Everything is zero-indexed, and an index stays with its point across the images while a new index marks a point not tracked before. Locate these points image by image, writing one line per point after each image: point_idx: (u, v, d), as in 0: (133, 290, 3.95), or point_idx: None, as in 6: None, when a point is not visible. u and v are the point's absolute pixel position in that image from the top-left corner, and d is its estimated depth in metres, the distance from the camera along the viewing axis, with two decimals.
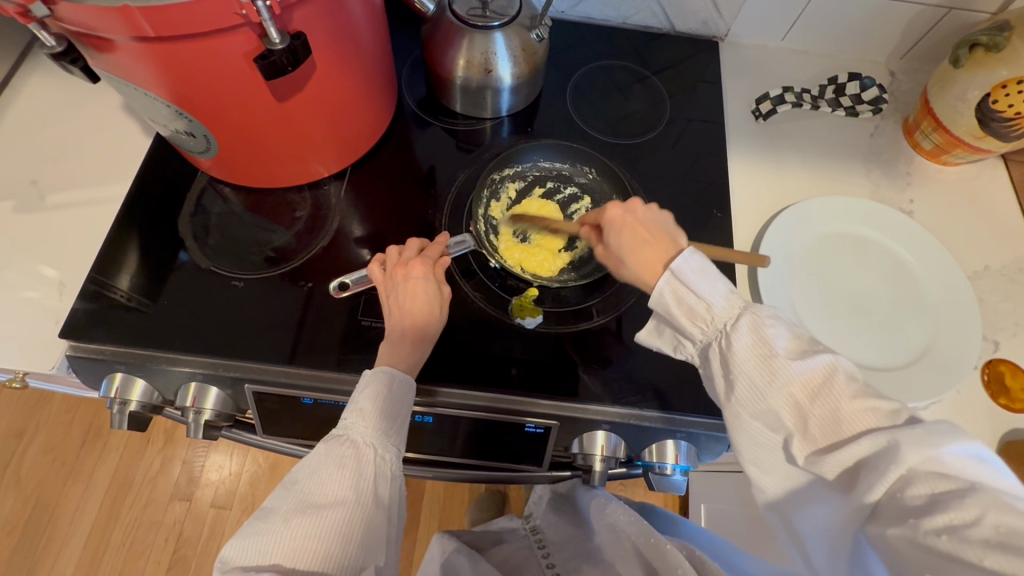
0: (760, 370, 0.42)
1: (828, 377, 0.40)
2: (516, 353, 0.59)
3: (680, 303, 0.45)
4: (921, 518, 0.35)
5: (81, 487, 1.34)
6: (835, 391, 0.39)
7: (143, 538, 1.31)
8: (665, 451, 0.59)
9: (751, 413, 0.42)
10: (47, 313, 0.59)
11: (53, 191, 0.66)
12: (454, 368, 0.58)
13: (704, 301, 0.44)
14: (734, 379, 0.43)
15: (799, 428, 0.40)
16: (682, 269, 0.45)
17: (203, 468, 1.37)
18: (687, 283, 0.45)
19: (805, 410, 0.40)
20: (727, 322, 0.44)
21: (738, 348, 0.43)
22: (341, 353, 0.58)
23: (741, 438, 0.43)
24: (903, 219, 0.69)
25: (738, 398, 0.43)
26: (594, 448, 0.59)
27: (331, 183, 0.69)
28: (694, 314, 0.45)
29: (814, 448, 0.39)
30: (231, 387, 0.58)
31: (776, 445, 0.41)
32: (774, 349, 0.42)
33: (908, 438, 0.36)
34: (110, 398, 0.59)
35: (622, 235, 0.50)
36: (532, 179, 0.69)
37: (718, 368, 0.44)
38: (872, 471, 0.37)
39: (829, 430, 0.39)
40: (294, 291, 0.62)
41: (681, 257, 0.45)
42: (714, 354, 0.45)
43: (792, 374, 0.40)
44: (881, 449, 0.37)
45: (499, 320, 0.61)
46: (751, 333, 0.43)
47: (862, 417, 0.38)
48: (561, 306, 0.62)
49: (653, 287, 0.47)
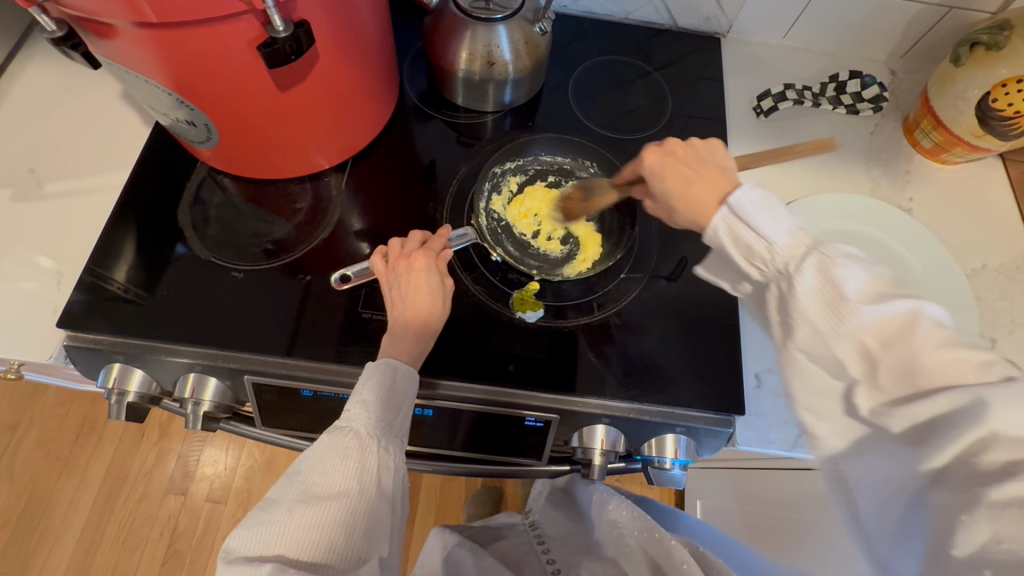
0: (824, 315, 0.39)
1: (908, 324, 0.37)
2: (516, 348, 0.59)
3: (739, 243, 0.43)
4: (987, 486, 0.33)
5: (75, 482, 1.33)
6: (916, 339, 0.36)
7: (138, 532, 1.30)
8: (664, 445, 0.59)
9: (807, 355, 0.40)
10: (43, 302, 0.59)
11: (51, 180, 0.65)
12: (454, 361, 0.58)
13: (764, 240, 0.42)
14: (793, 323, 0.40)
15: (866, 375, 0.38)
16: (741, 206, 0.43)
17: (199, 463, 1.37)
18: (747, 218, 0.42)
19: (875, 359, 0.37)
20: (790, 260, 0.41)
21: (801, 287, 0.40)
22: (341, 346, 0.58)
23: (796, 386, 0.40)
24: (902, 218, 0.69)
25: (795, 339, 0.40)
26: (594, 442, 0.59)
27: (332, 175, 0.69)
28: (753, 253, 0.43)
29: (885, 399, 0.37)
30: (230, 378, 0.58)
31: (835, 395, 0.39)
32: (843, 292, 0.39)
33: (996, 395, 0.33)
34: (108, 389, 0.58)
35: (665, 179, 0.48)
36: (534, 172, 0.69)
37: (775, 311, 0.42)
38: (946, 429, 0.34)
39: (903, 381, 0.37)
40: (293, 284, 0.61)
41: (739, 190, 0.43)
42: (771, 295, 0.43)
43: (861, 320, 0.38)
44: (960, 408, 0.34)
45: (499, 313, 0.61)
46: (820, 273, 0.39)
47: (945, 369, 0.36)
48: (562, 300, 0.62)
49: (708, 226, 0.45)
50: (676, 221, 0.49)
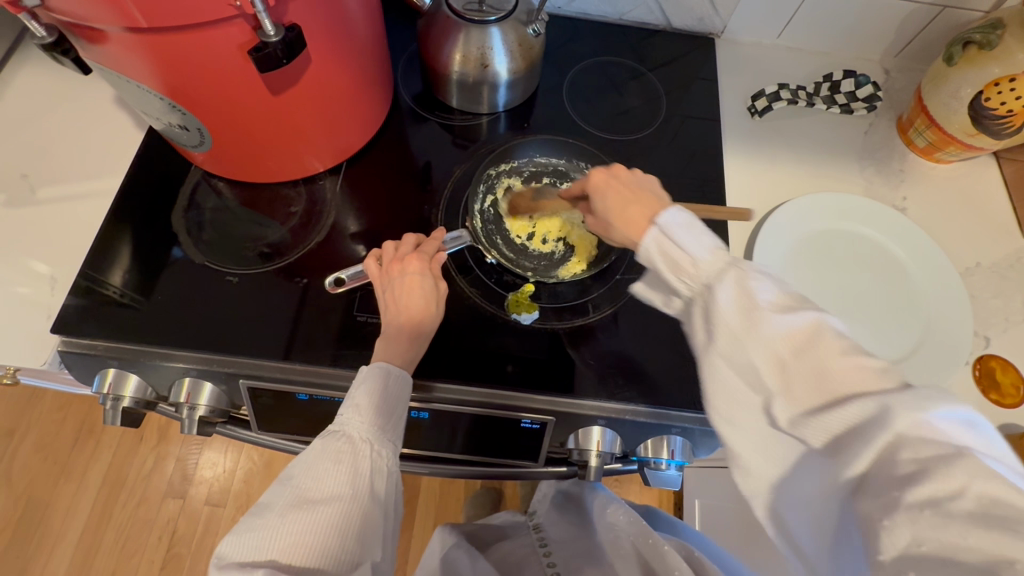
0: (741, 323, 0.40)
1: (815, 333, 0.38)
2: (512, 349, 0.59)
3: (666, 260, 0.44)
4: (906, 490, 0.33)
5: (73, 486, 1.33)
6: (822, 347, 0.37)
7: (137, 536, 1.30)
8: (660, 446, 0.60)
9: (727, 365, 0.41)
10: (37, 307, 0.59)
11: (44, 185, 0.65)
12: (450, 364, 0.58)
13: (688, 256, 0.43)
14: (714, 329, 0.41)
15: (781, 388, 0.38)
16: (669, 225, 0.44)
17: (197, 466, 1.36)
18: (673, 236, 0.44)
19: (787, 365, 0.38)
20: (710, 276, 0.42)
21: (720, 299, 0.41)
22: (337, 349, 0.58)
23: (720, 397, 0.41)
24: (897, 216, 0.69)
25: (716, 350, 0.41)
26: (590, 444, 0.59)
27: (327, 178, 0.69)
28: (678, 267, 0.43)
29: (798, 409, 0.37)
30: (225, 383, 0.58)
31: (756, 408, 0.40)
32: (755, 301, 0.40)
33: (897, 403, 0.34)
34: (103, 394, 0.58)
35: (607, 197, 0.50)
36: (529, 174, 0.69)
37: (700, 320, 0.43)
38: (859, 438, 0.35)
39: (818, 390, 0.37)
40: (289, 287, 0.61)
41: (666, 213, 0.45)
42: (696, 310, 0.43)
43: (773, 329, 0.39)
44: (870, 415, 0.35)
45: (494, 315, 0.61)
46: (738, 285, 0.41)
47: (853, 376, 0.36)
48: (557, 302, 0.62)
49: (640, 244, 0.46)
50: (614, 237, 0.50)
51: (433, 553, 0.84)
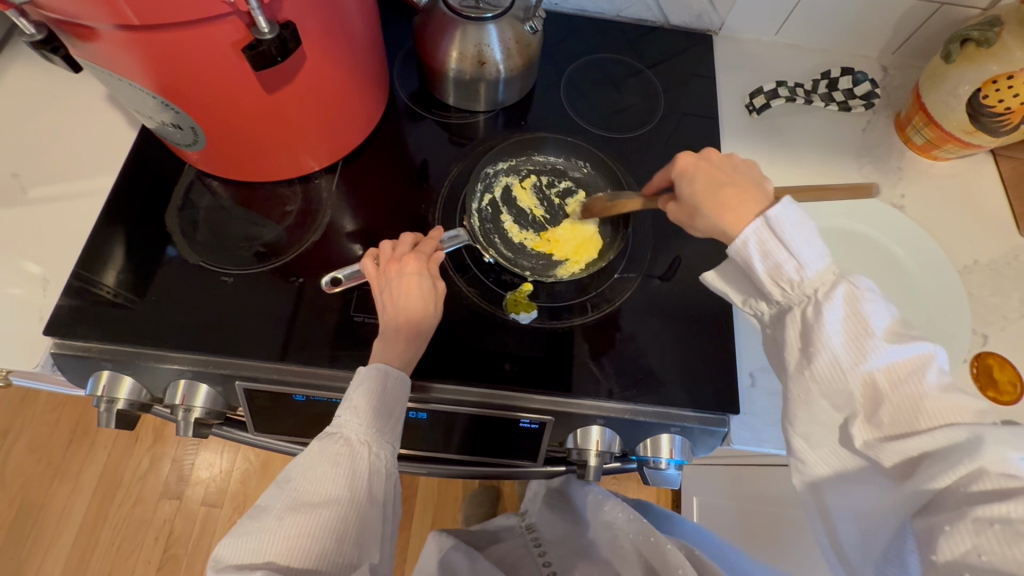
0: (846, 350, 0.40)
1: (918, 368, 0.39)
2: (509, 349, 0.59)
3: (766, 258, 0.43)
4: (975, 507, 0.34)
5: (68, 487, 1.32)
6: (921, 383, 0.39)
7: (133, 537, 1.29)
8: (659, 445, 0.59)
9: (820, 389, 0.41)
10: (29, 308, 0.58)
11: (36, 184, 0.64)
12: (448, 364, 0.58)
13: (795, 259, 0.42)
14: (814, 351, 0.41)
15: (866, 409, 0.40)
16: (778, 220, 0.43)
17: (194, 466, 1.36)
18: (781, 234, 0.43)
19: (882, 395, 0.39)
20: (819, 287, 0.42)
21: (827, 318, 0.41)
22: (333, 349, 0.57)
23: (799, 413, 0.43)
24: (893, 215, 0.69)
25: (807, 374, 0.42)
26: (589, 443, 0.59)
27: (323, 177, 0.68)
28: (782, 273, 0.43)
29: (877, 433, 0.39)
30: (221, 384, 0.57)
31: (834, 425, 0.41)
32: (868, 327, 0.40)
33: (992, 436, 0.35)
34: (96, 396, 0.57)
35: (694, 182, 0.49)
36: (527, 173, 0.68)
37: (794, 335, 0.43)
38: (939, 462, 0.37)
39: (903, 419, 0.39)
40: (285, 287, 0.61)
41: (779, 207, 0.43)
42: (793, 318, 0.43)
43: (877, 358, 0.39)
44: (959, 442, 0.36)
45: (492, 315, 0.61)
46: (847, 306, 0.41)
47: (945, 410, 0.38)
48: (555, 301, 0.62)
49: (737, 236, 0.45)
50: (699, 225, 0.49)
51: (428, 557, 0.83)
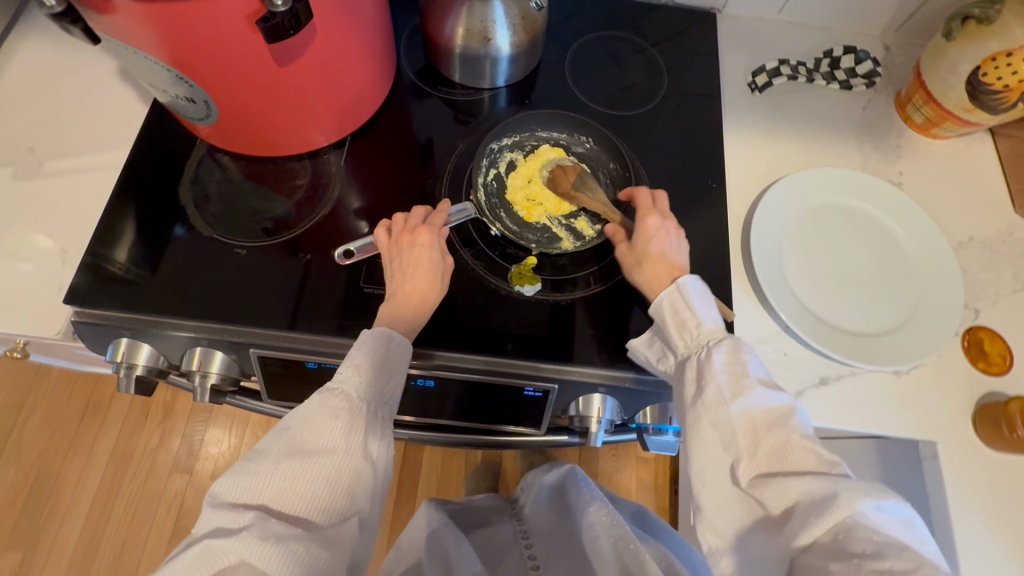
0: (730, 388, 0.47)
1: (784, 414, 0.45)
2: (514, 322, 0.61)
3: (675, 316, 0.52)
4: (863, 559, 0.39)
5: (83, 459, 1.43)
6: (788, 427, 0.45)
7: (146, 507, 1.40)
8: (659, 412, 0.62)
9: (712, 422, 0.47)
10: (49, 279, 0.60)
11: (51, 157, 0.66)
12: (455, 334, 0.60)
13: (696, 317, 0.51)
14: (706, 387, 0.48)
15: (747, 452, 0.45)
16: (686, 286, 0.52)
17: (202, 442, 1.44)
18: (687, 297, 0.52)
19: (758, 437, 0.45)
20: (711, 338, 0.50)
21: (716, 361, 0.48)
22: (343, 319, 0.59)
23: (698, 447, 0.47)
24: (893, 191, 0.70)
25: (702, 407, 0.47)
26: (592, 411, 0.61)
27: (331, 152, 0.70)
28: (684, 327, 0.51)
29: (757, 472, 0.44)
30: (235, 351, 0.59)
31: (721, 465, 0.46)
32: (745, 370, 0.47)
33: (848, 485, 0.40)
34: (116, 362, 0.59)
35: (651, 241, 0.56)
36: (531, 148, 0.69)
37: (692, 377, 0.50)
38: (815, 509, 0.40)
39: (776, 460, 0.43)
40: (294, 263, 0.62)
41: (687, 277, 0.53)
42: (691, 365, 0.50)
43: (753, 401, 0.46)
44: (822, 490, 0.41)
45: (498, 288, 0.62)
46: (730, 354, 0.49)
47: (805, 458, 0.43)
48: (559, 275, 0.64)
49: (656, 296, 0.54)
50: (637, 278, 0.57)
51: (413, 528, 0.87)
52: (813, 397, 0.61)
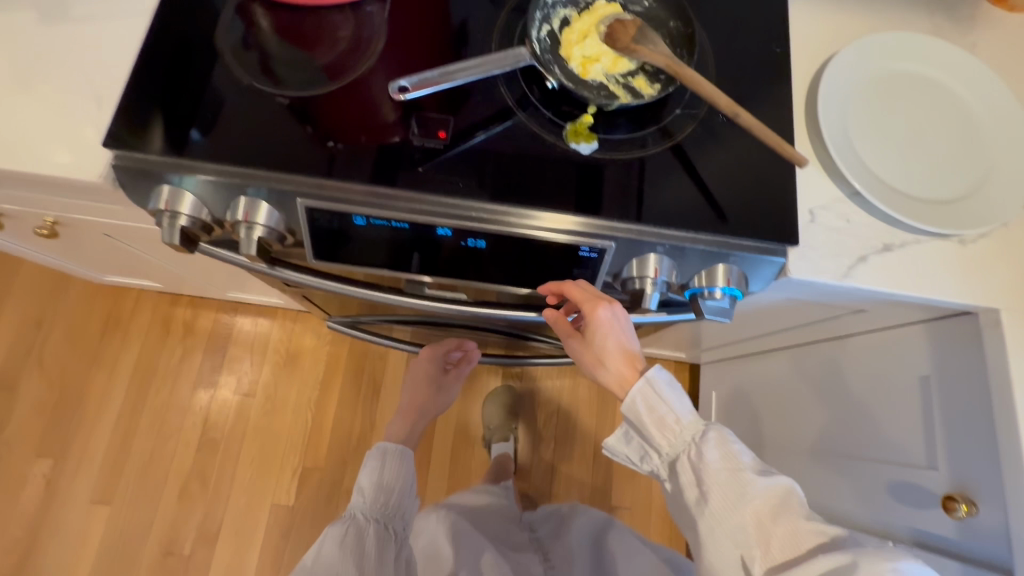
0: (729, 485, 0.51)
1: (785, 496, 0.50)
2: (571, 179, 0.58)
3: (652, 411, 0.56)
4: None
5: (106, 374, 1.44)
6: (792, 511, 0.49)
7: (171, 421, 1.42)
8: (715, 274, 0.60)
9: (720, 520, 0.50)
10: (84, 123, 0.57)
11: (78, 1, 0.62)
12: (509, 189, 0.57)
13: (673, 412, 0.55)
14: (708, 489, 0.52)
15: (760, 548, 0.48)
16: (655, 378, 0.56)
17: (226, 360, 1.47)
18: (658, 390, 0.56)
19: (767, 529, 0.49)
20: (693, 434, 0.55)
21: (706, 458, 0.53)
22: (393, 170, 0.57)
23: (715, 561, 0.50)
24: (966, 59, 0.66)
25: (709, 509, 0.51)
26: (647, 271, 0.59)
27: (374, 6, 0.66)
28: (664, 424, 0.55)
29: (772, 566, 0.47)
30: (283, 203, 0.57)
31: (736, 563, 0.49)
32: (740, 462, 0.52)
33: (861, 554, 0.43)
34: (160, 212, 0.58)
35: (612, 374, 0.59)
36: (585, 4, 0.65)
37: (686, 477, 0.54)
38: None
39: (789, 550, 0.47)
40: (320, 152, 0.57)
41: (654, 368, 0.57)
42: (682, 464, 0.54)
43: (753, 488, 0.50)
44: (835, 563, 0.43)
45: (553, 145, 0.60)
46: (717, 446, 0.53)
47: (816, 540, 0.46)
48: (615, 134, 0.61)
49: (627, 391, 0.57)
50: (603, 372, 0.60)
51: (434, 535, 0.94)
52: (876, 263, 0.60)
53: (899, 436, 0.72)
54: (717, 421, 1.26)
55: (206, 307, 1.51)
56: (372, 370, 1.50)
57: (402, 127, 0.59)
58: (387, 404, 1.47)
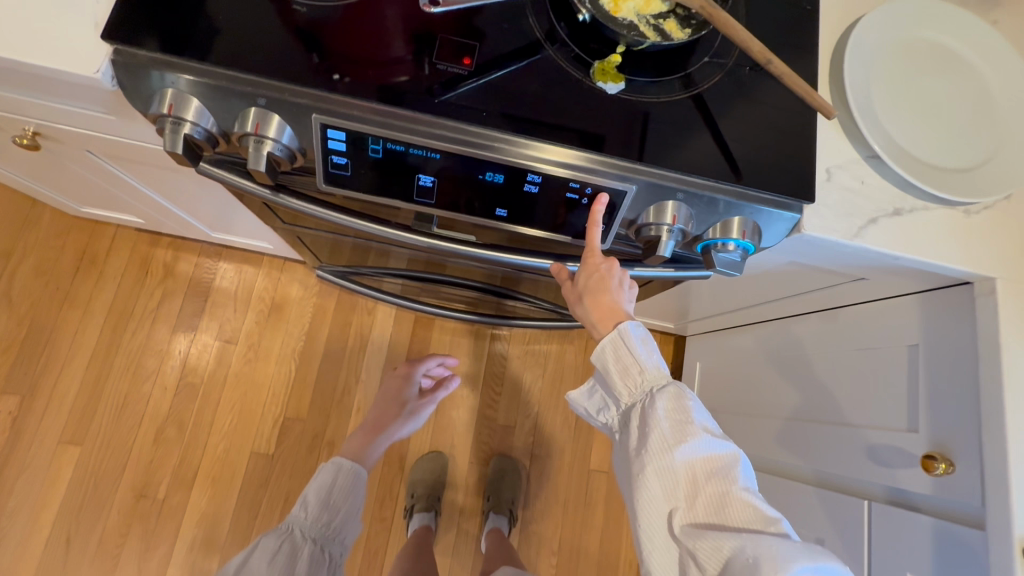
0: (674, 437, 0.52)
1: (725, 465, 0.51)
2: (597, 118, 0.57)
3: (618, 359, 0.58)
4: None
5: (79, 313, 1.38)
6: (727, 478, 0.50)
7: (146, 365, 1.38)
8: (730, 226, 0.60)
9: (656, 468, 0.51)
10: (82, 14, 0.53)
11: None
12: (533, 122, 0.56)
13: (638, 363, 0.57)
14: (649, 433, 0.53)
15: (686, 505, 0.50)
16: (628, 332, 0.57)
17: (208, 306, 1.43)
18: (629, 341, 0.57)
19: (698, 487, 0.50)
20: (653, 386, 0.56)
21: (658, 408, 0.54)
22: (415, 93, 0.55)
23: (641, 506, 0.52)
24: (988, 33, 0.67)
25: (649, 456, 0.52)
26: (665, 219, 0.59)
27: None
28: (627, 373, 0.57)
29: (692, 523, 0.49)
30: (296, 119, 0.55)
31: (661, 514, 0.51)
32: (688, 418, 0.53)
33: (774, 547, 0.44)
34: (162, 118, 0.54)
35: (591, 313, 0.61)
36: None
37: (636, 423, 0.55)
38: (736, 558, 0.45)
39: (713, 514, 0.49)
40: (332, 85, 0.53)
41: (630, 322, 0.58)
42: (636, 411, 0.56)
43: (694, 446, 0.51)
44: (749, 545, 0.45)
45: (580, 82, 0.59)
46: (673, 400, 0.54)
47: (742, 512, 0.48)
48: (642, 77, 0.60)
49: (602, 338, 0.60)
50: (580, 311, 0.63)
51: None
52: (886, 226, 0.61)
53: (884, 401, 0.75)
54: (701, 392, 1.29)
55: (187, 250, 1.45)
56: (359, 324, 1.47)
57: (414, 66, 0.56)
58: (373, 359, 1.46)
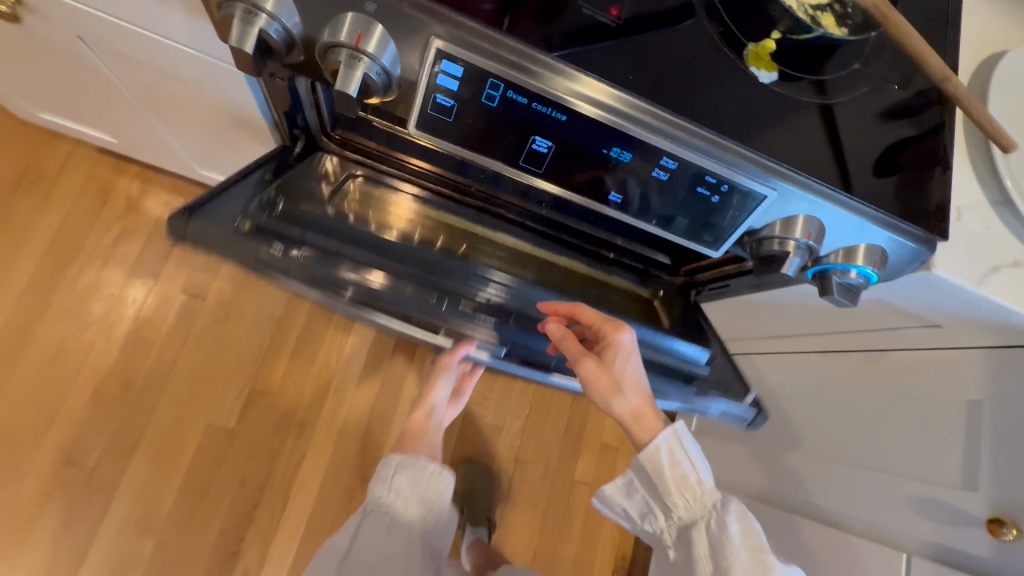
0: (749, 557, 0.54)
1: None
2: (746, 105, 0.50)
3: (675, 467, 0.59)
4: None
5: (15, 238, 1.18)
6: None
7: (91, 310, 1.18)
8: (855, 252, 0.54)
9: None
10: None
11: None
12: (681, 96, 0.48)
13: (696, 473, 0.58)
14: (727, 562, 0.54)
15: None
16: (682, 433, 0.59)
17: (175, 253, 1.24)
18: (682, 443, 0.59)
19: None
20: (712, 501, 0.58)
21: (730, 530, 0.55)
22: (555, 36, 0.46)
23: None
24: None
25: None
26: (793, 232, 0.53)
27: None
28: (685, 485, 0.58)
29: None
30: (405, 38, 0.44)
31: None
32: (759, 540, 0.55)
33: None
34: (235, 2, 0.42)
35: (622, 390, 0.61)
36: None
37: (703, 544, 0.56)
38: None
39: None
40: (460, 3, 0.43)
41: (682, 422, 0.60)
42: (698, 531, 0.57)
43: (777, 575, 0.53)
44: None
45: (733, 63, 0.51)
46: (740, 520, 0.56)
47: None
48: (795, 70, 0.53)
49: (654, 441, 0.59)
50: (617, 405, 0.61)
51: None
52: (1007, 276, 0.57)
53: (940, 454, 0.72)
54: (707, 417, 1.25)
55: (158, 185, 1.26)
56: None
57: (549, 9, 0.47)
58: (360, 338, 1.31)
